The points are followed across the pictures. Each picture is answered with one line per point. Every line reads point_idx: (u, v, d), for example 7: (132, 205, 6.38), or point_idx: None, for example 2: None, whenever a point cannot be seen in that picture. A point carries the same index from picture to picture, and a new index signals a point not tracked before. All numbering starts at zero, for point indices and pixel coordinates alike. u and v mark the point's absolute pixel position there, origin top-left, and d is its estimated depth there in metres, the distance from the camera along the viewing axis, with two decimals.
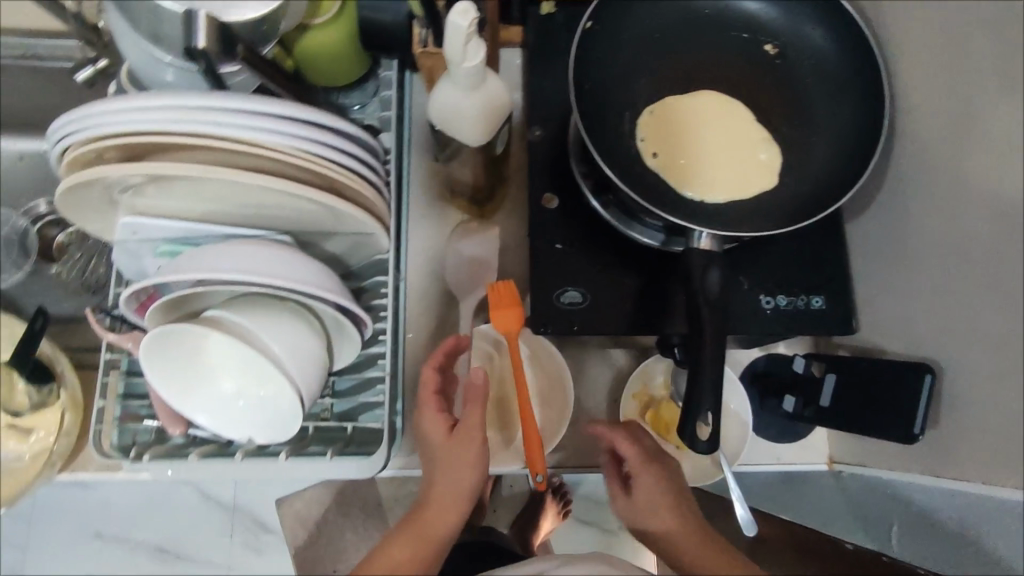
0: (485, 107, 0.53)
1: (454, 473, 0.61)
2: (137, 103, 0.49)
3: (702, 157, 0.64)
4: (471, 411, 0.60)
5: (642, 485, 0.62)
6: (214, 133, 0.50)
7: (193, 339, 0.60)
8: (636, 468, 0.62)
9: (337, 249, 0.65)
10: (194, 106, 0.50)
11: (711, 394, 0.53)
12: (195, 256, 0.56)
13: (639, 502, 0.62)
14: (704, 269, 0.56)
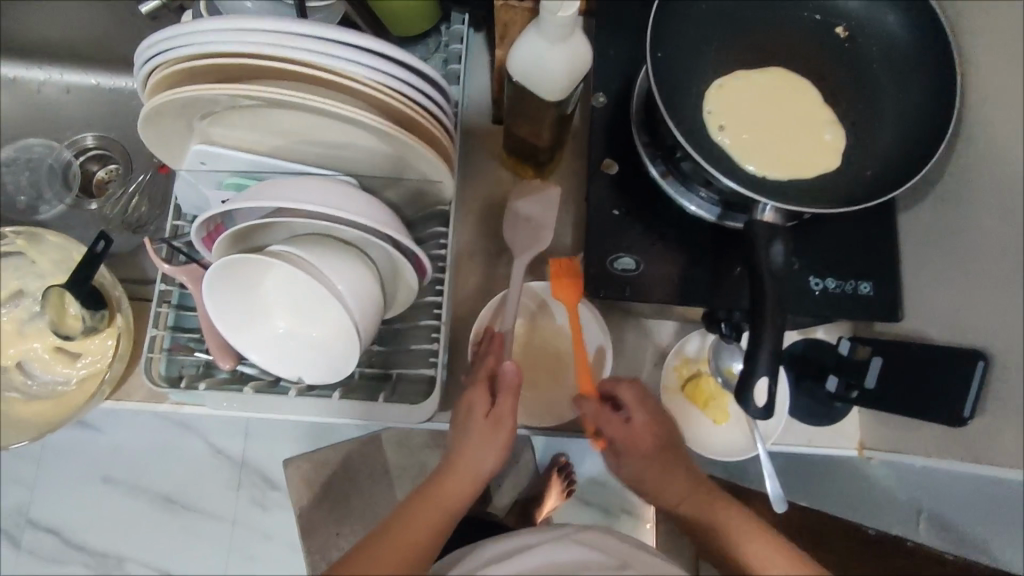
0: (566, 61, 0.53)
1: (482, 452, 0.62)
2: (232, 24, 0.50)
3: (767, 133, 0.64)
4: (506, 399, 0.62)
5: (636, 463, 0.63)
6: (304, 60, 0.51)
7: (256, 273, 0.60)
8: (627, 448, 0.63)
9: (398, 197, 0.65)
10: (286, 31, 0.50)
11: (766, 361, 0.54)
12: (267, 187, 0.57)
13: (635, 477, 0.63)
14: (768, 241, 0.57)
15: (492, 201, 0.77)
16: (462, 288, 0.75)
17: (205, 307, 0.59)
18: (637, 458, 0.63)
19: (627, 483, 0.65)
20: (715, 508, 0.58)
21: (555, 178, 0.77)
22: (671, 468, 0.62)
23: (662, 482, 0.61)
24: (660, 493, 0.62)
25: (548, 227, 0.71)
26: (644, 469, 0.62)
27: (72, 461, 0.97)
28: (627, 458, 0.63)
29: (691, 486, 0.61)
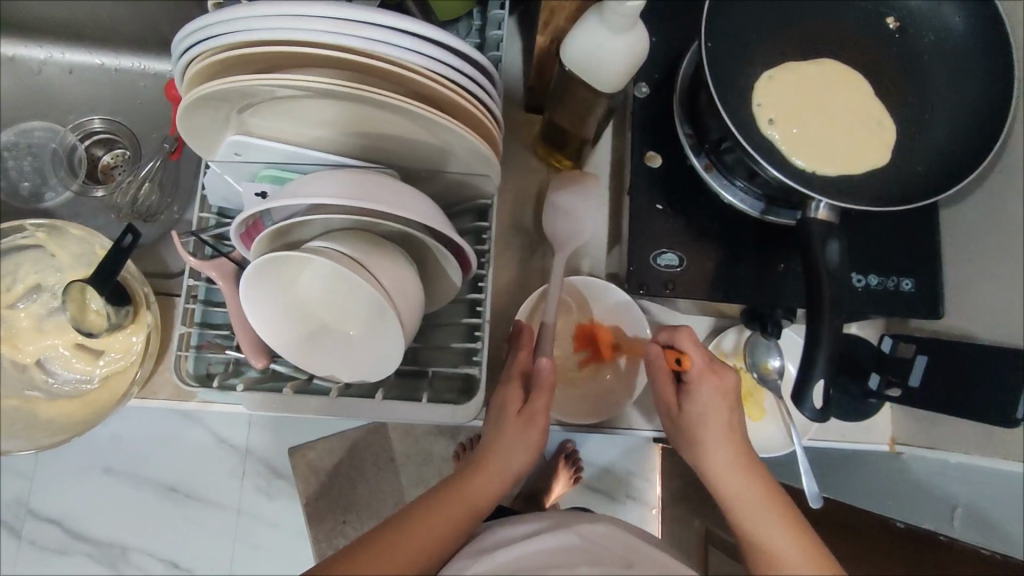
0: (627, 51, 0.51)
1: (514, 452, 0.58)
2: (288, 9, 0.46)
3: (815, 126, 0.63)
4: (543, 395, 0.60)
5: (707, 403, 0.57)
6: (360, 49, 0.47)
7: (295, 269, 0.58)
8: (701, 376, 0.57)
9: (438, 189, 0.63)
10: (341, 17, 0.46)
11: (821, 368, 0.54)
12: (307, 181, 0.54)
13: (700, 414, 0.57)
14: (825, 240, 0.56)
15: (525, 191, 0.75)
16: (496, 281, 0.73)
17: (247, 311, 0.58)
18: (708, 395, 0.57)
19: (688, 432, 0.57)
20: (788, 542, 0.50)
21: (591, 169, 0.75)
22: (743, 460, 0.55)
23: (737, 480, 0.54)
24: (723, 476, 0.54)
25: (586, 219, 0.69)
26: (711, 410, 0.56)
27: (70, 455, 0.91)
28: (698, 394, 0.57)
29: (768, 505, 0.52)
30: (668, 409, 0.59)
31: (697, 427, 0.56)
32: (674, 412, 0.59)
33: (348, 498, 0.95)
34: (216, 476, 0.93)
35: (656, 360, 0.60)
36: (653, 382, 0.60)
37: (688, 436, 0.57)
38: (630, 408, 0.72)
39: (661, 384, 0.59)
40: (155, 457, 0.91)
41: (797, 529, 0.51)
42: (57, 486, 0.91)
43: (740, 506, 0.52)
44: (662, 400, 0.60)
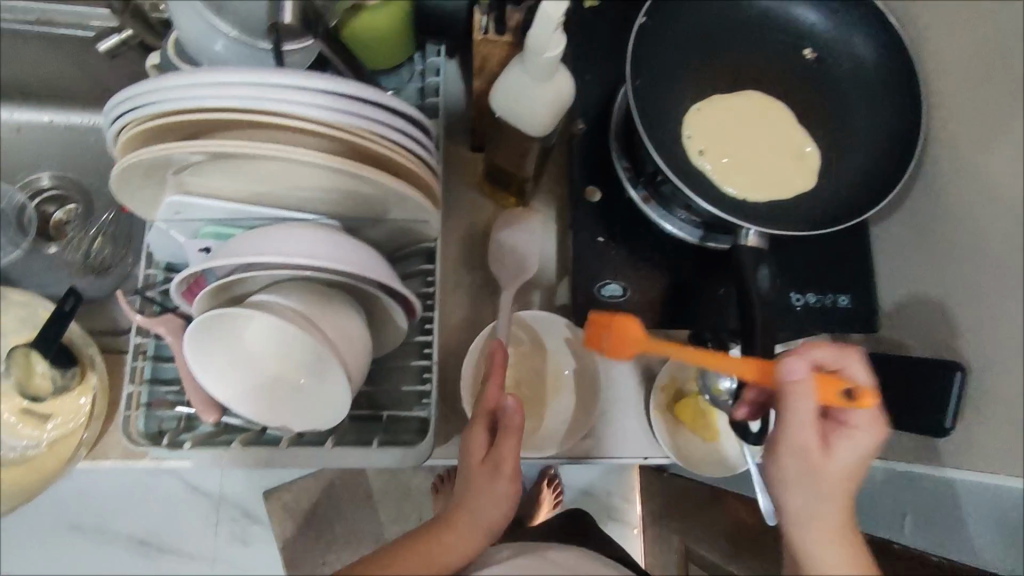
0: (552, 97, 0.53)
1: (486, 504, 0.57)
2: (211, 78, 0.47)
3: (744, 156, 0.66)
4: (505, 440, 0.57)
5: (855, 460, 0.49)
6: (284, 111, 0.48)
7: (238, 325, 0.58)
8: (868, 423, 0.50)
9: (382, 235, 0.64)
10: (266, 82, 0.48)
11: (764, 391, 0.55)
12: (245, 239, 0.55)
13: (852, 465, 0.49)
14: (754, 267, 0.58)
15: (473, 230, 0.76)
16: (448, 318, 0.74)
17: (193, 370, 0.57)
18: (866, 447, 0.49)
19: (824, 482, 0.48)
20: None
21: (537, 204, 0.77)
22: (847, 535, 0.49)
23: (836, 556, 0.48)
24: (824, 547, 0.48)
25: (534, 257, 0.71)
26: (854, 464, 0.49)
27: (32, 518, 0.89)
28: (852, 441, 0.49)
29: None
30: (806, 454, 0.48)
31: (825, 485, 0.48)
32: (812, 461, 0.48)
33: (326, 539, 0.94)
34: (186, 527, 0.91)
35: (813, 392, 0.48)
36: (800, 408, 0.48)
37: (813, 494, 0.48)
38: (588, 436, 0.72)
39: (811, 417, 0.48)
40: (122, 513, 0.89)
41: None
42: (20, 551, 0.89)
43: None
44: (801, 444, 0.48)
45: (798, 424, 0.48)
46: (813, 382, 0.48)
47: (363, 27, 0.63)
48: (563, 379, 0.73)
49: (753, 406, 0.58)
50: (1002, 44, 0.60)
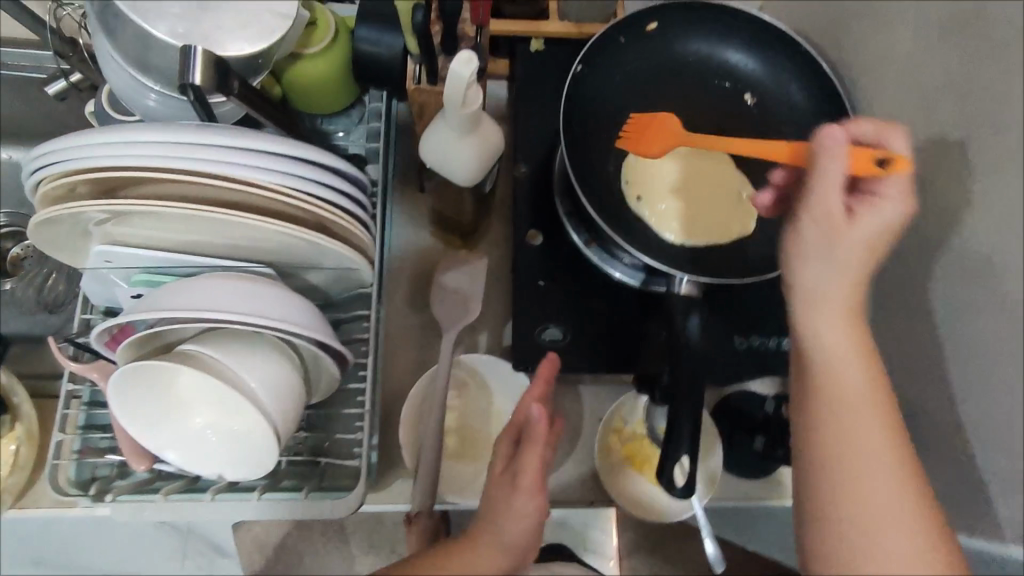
0: (477, 148, 0.54)
1: (508, 520, 0.51)
2: (123, 136, 0.46)
3: (679, 202, 0.67)
4: (526, 451, 0.52)
5: (875, 228, 0.47)
6: (201, 170, 0.48)
7: (164, 375, 0.57)
8: (895, 198, 0.48)
9: (319, 280, 0.65)
10: (182, 142, 0.47)
11: (687, 444, 0.55)
12: (169, 291, 0.54)
13: (864, 237, 0.47)
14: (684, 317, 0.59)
15: (419, 270, 0.76)
16: (394, 359, 0.74)
17: (116, 418, 0.57)
18: (881, 230, 0.47)
19: (835, 245, 0.46)
20: (881, 446, 0.46)
21: (487, 242, 0.78)
22: (863, 343, 0.48)
23: (848, 371, 0.48)
24: (840, 359, 0.48)
25: (476, 298, 0.70)
26: (879, 237, 0.47)
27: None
28: (871, 217, 0.47)
29: (871, 399, 0.47)
30: (829, 218, 0.46)
31: (848, 265, 0.47)
32: (834, 223, 0.46)
33: None
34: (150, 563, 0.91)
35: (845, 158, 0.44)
36: (829, 176, 0.45)
37: (831, 273, 0.47)
38: None
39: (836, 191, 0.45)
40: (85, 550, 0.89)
41: (894, 433, 0.47)
42: None
43: (834, 393, 0.47)
44: (825, 208, 0.46)
45: (827, 187, 0.45)
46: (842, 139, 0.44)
47: (300, 76, 0.64)
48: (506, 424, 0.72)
49: (774, 193, 0.57)
50: (928, 92, 0.63)
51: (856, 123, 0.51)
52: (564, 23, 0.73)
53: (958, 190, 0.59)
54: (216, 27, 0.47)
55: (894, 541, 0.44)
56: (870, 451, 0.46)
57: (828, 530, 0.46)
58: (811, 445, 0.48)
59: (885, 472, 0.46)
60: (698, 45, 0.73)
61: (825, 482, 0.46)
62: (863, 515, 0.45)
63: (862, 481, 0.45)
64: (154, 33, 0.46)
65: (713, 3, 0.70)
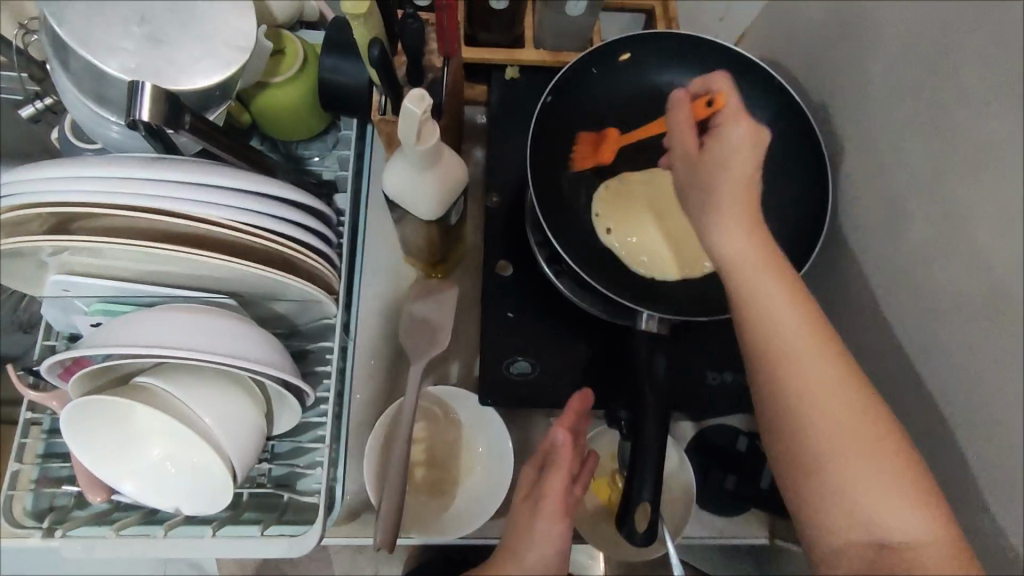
0: (437, 183, 0.54)
1: (531, 548, 0.49)
2: (74, 172, 0.45)
3: (647, 237, 0.68)
4: (551, 476, 0.51)
5: (727, 153, 0.52)
6: (154, 208, 0.47)
7: (119, 409, 0.56)
8: (731, 115, 0.52)
9: (284, 309, 0.64)
10: (136, 178, 0.46)
11: (649, 488, 0.53)
12: (121, 323, 0.52)
13: (720, 155, 0.52)
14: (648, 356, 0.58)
15: (391, 298, 0.75)
16: (363, 389, 0.73)
17: (74, 453, 0.56)
18: (732, 146, 0.51)
19: (699, 176, 0.53)
20: (811, 351, 0.48)
21: (460, 270, 0.77)
22: (768, 250, 0.51)
23: (762, 282, 0.49)
24: (752, 271, 0.50)
25: (444, 329, 0.69)
26: (735, 158, 0.51)
27: None
28: (720, 137, 0.52)
29: (790, 303, 0.49)
30: (688, 158, 0.55)
31: (720, 189, 0.51)
32: (689, 156, 0.55)
33: None
34: None
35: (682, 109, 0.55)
36: (674, 123, 0.56)
37: (704, 200, 0.52)
38: (501, 515, 0.70)
39: (685, 131, 0.55)
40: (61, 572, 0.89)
41: (820, 331, 0.48)
42: None
43: (757, 306, 0.49)
44: (682, 147, 0.55)
45: (676, 133, 0.55)
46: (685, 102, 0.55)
47: (268, 103, 0.63)
48: (474, 457, 0.71)
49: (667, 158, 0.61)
50: (895, 128, 0.62)
51: (706, 76, 0.58)
52: (538, 50, 0.72)
53: (935, 227, 0.58)
54: (169, 62, 0.46)
55: (846, 436, 0.46)
56: (801, 354, 0.48)
57: (786, 437, 0.48)
58: (751, 360, 0.50)
59: (819, 368, 0.47)
60: (666, 77, 0.73)
61: (771, 394, 0.48)
62: (812, 417, 0.47)
63: (800, 384, 0.47)
64: (105, 69, 0.45)
65: (683, 35, 0.70)
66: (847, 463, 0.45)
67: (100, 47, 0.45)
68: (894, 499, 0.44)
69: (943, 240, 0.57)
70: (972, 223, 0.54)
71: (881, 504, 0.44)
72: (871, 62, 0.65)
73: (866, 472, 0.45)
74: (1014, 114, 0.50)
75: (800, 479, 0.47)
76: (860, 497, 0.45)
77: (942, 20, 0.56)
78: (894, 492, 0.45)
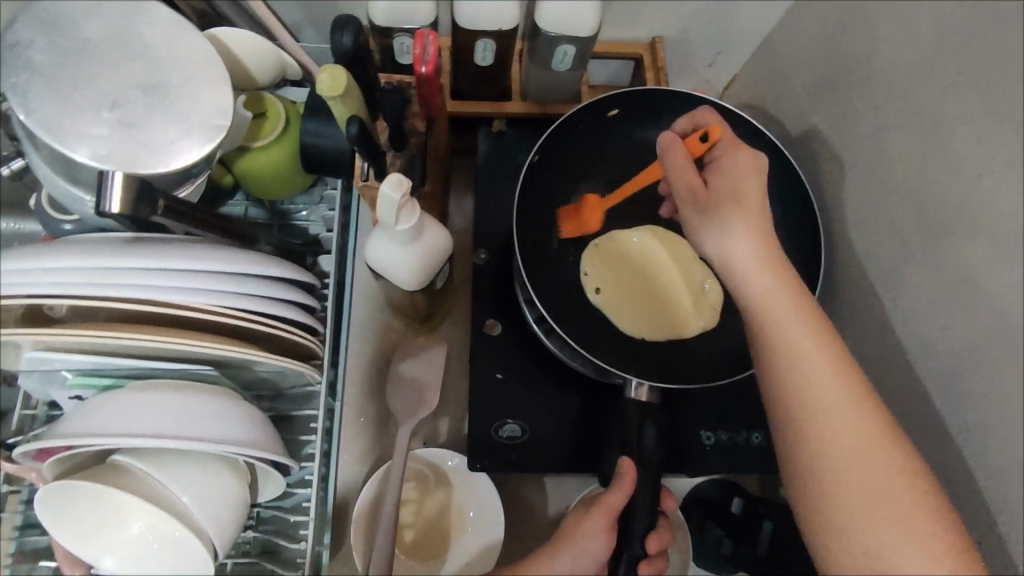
0: (419, 255, 0.52)
1: (576, 551, 0.53)
2: (41, 264, 0.44)
3: (634, 296, 0.68)
4: (614, 489, 0.54)
5: (733, 178, 0.52)
6: (126, 296, 0.46)
7: (91, 496, 0.52)
8: (732, 144, 0.54)
9: (268, 376, 0.62)
10: (105, 267, 0.45)
11: (640, 544, 0.54)
12: (99, 407, 0.51)
13: (731, 175, 0.52)
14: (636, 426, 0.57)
15: (378, 354, 0.75)
16: (352, 447, 0.72)
17: (47, 528, 0.52)
18: (740, 166, 0.52)
19: (705, 200, 0.52)
20: (837, 388, 0.46)
21: (449, 324, 0.76)
22: (795, 285, 0.49)
23: (788, 322, 0.48)
24: (778, 311, 0.48)
25: (431, 388, 0.68)
26: (742, 184, 0.51)
27: None
28: (728, 161, 0.53)
29: (819, 347, 0.48)
30: (693, 191, 0.53)
31: (736, 221, 0.50)
32: (694, 189, 0.53)
33: None
34: None
35: (678, 149, 0.54)
36: (667, 163, 0.54)
37: (722, 238, 0.50)
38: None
39: (680, 167, 0.54)
40: None
41: (847, 373, 0.47)
42: None
43: (783, 347, 0.48)
44: (684, 183, 0.53)
45: (676, 170, 0.54)
46: (675, 142, 0.54)
47: (250, 167, 0.61)
48: (464, 520, 0.69)
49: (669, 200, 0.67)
50: (883, 187, 0.62)
51: (691, 116, 0.59)
52: (524, 103, 0.72)
53: (928, 291, 0.57)
54: (143, 146, 0.45)
55: (871, 486, 0.45)
56: (827, 399, 0.46)
57: (806, 484, 0.47)
58: (775, 404, 0.49)
59: (847, 408, 0.46)
60: (658, 135, 0.72)
61: (793, 440, 0.47)
62: (835, 466, 0.46)
63: (825, 431, 0.46)
64: (73, 156, 0.44)
65: (675, 91, 0.69)
66: (871, 515, 0.44)
67: (70, 135, 0.44)
68: (921, 555, 0.43)
69: (932, 309, 0.56)
70: (964, 298, 0.53)
71: (912, 556, 0.43)
72: (861, 120, 0.64)
73: (891, 524, 0.44)
74: (1000, 193, 0.49)
75: (822, 531, 0.46)
76: (885, 550, 0.43)
77: (934, 87, 0.55)
78: (921, 546, 0.43)
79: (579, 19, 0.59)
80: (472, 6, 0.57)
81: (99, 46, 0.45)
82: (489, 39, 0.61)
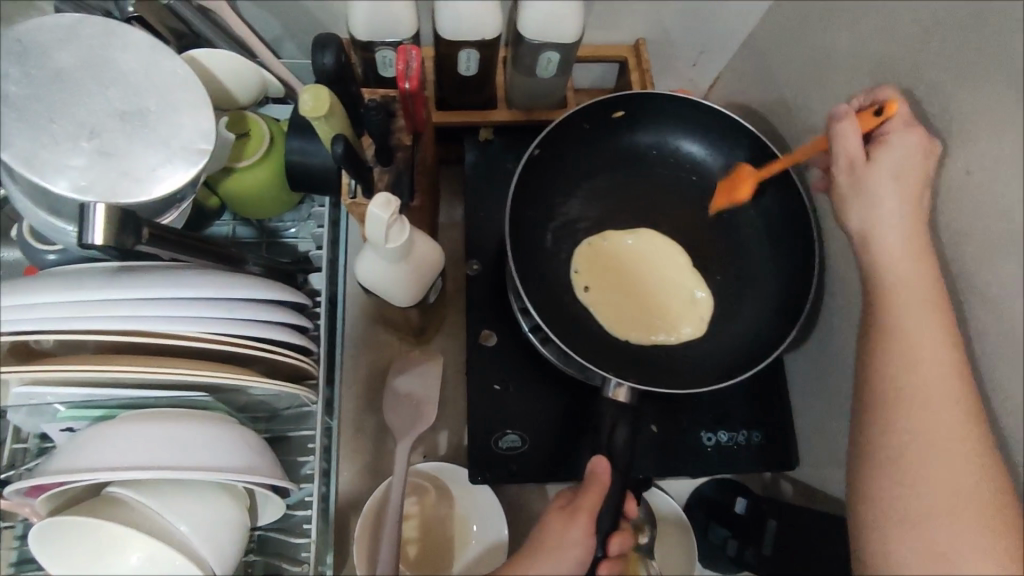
0: (390, 267, 0.51)
1: (554, 553, 0.52)
2: (27, 300, 0.44)
3: (622, 295, 0.68)
4: (589, 491, 0.53)
5: (898, 158, 0.51)
6: (113, 327, 0.45)
7: (85, 531, 0.51)
8: (910, 123, 0.52)
9: (262, 398, 0.61)
10: (91, 299, 0.45)
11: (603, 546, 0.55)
12: (92, 440, 0.50)
13: (897, 154, 0.52)
14: (612, 427, 0.57)
15: (375, 369, 0.74)
16: (352, 463, 0.71)
17: (47, 567, 0.50)
18: (903, 148, 0.51)
19: (863, 176, 0.53)
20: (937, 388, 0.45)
21: (445, 336, 0.76)
22: (928, 278, 0.49)
23: (917, 319, 0.47)
24: (908, 303, 0.48)
25: (429, 402, 0.67)
26: (908, 164, 0.51)
27: None
28: (898, 138, 0.52)
29: (937, 343, 0.47)
30: (852, 167, 0.54)
31: (880, 199, 0.51)
32: (853, 164, 0.54)
33: None
34: None
35: (849, 123, 0.54)
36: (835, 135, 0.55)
37: (871, 212, 0.52)
38: None
39: (846, 137, 0.54)
40: None
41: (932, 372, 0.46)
42: None
43: (904, 343, 0.47)
44: (846, 156, 0.54)
45: (847, 146, 0.54)
46: (848, 116, 0.54)
47: (236, 187, 0.61)
48: (468, 531, 0.68)
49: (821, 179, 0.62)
50: None
51: (873, 88, 0.55)
52: (511, 111, 0.71)
53: None
54: (124, 174, 0.44)
55: (930, 484, 0.44)
56: (935, 397, 0.45)
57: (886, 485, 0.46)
58: (868, 396, 0.48)
59: (947, 410, 0.45)
60: (651, 137, 0.73)
61: (884, 436, 0.46)
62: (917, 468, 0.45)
63: (914, 429, 0.45)
64: (53, 188, 0.43)
65: (681, 96, 0.70)
66: (895, 493, 0.45)
67: (47, 167, 0.43)
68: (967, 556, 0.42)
69: None
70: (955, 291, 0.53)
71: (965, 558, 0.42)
72: None
73: (926, 519, 0.43)
74: (990, 188, 0.49)
75: (885, 532, 0.45)
76: (926, 543, 0.44)
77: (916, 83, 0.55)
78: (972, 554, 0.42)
79: (561, 26, 0.58)
80: (452, 17, 0.56)
81: (75, 75, 0.45)
82: (471, 49, 0.60)
